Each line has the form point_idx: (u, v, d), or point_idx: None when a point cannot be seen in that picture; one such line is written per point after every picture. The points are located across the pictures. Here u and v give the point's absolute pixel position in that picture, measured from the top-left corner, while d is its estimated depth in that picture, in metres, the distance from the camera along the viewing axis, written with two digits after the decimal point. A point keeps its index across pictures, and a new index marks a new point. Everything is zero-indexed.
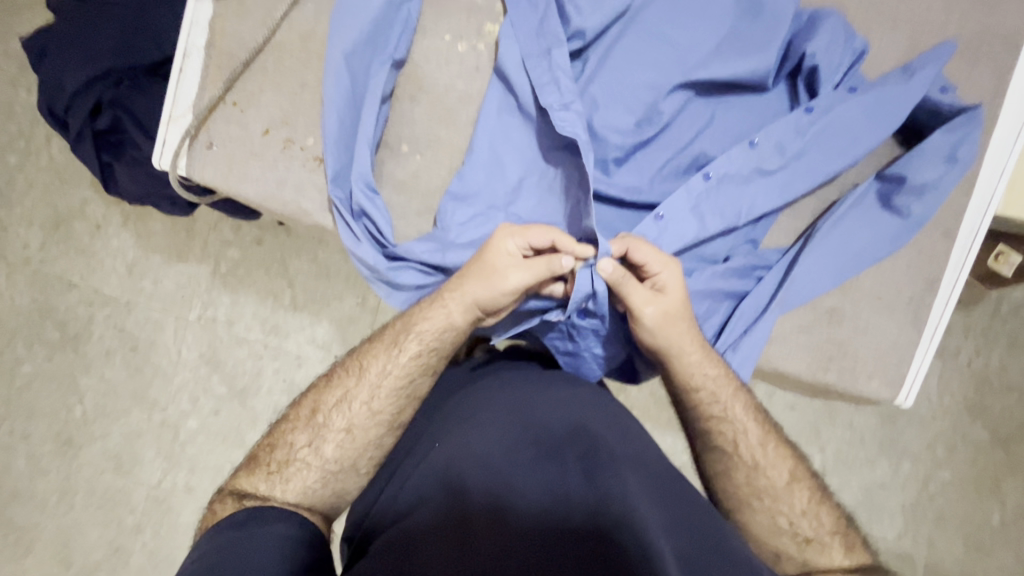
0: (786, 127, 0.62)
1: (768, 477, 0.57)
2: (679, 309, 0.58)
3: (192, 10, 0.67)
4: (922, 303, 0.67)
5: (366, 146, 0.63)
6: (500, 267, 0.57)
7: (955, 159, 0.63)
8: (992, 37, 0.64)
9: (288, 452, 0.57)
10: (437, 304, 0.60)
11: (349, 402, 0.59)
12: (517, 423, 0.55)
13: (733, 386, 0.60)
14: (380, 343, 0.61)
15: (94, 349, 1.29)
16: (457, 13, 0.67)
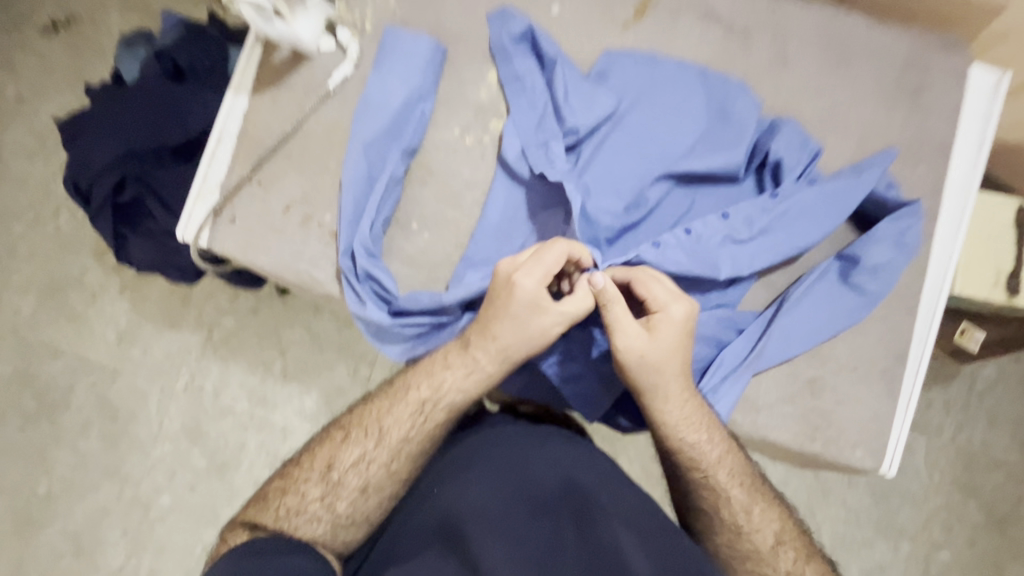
0: (753, 209, 0.69)
1: (752, 540, 0.62)
2: (677, 348, 0.61)
3: (229, 102, 0.75)
4: (894, 375, 0.71)
5: (374, 218, 0.69)
6: (524, 308, 0.60)
7: (903, 245, 0.71)
8: (927, 145, 0.74)
9: (299, 503, 0.61)
10: (467, 367, 0.63)
11: (366, 463, 0.62)
12: (514, 479, 0.60)
13: (730, 445, 0.64)
14: (402, 404, 0.64)
15: (70, 421, 1.35)
16: (466, 109, 0.74)
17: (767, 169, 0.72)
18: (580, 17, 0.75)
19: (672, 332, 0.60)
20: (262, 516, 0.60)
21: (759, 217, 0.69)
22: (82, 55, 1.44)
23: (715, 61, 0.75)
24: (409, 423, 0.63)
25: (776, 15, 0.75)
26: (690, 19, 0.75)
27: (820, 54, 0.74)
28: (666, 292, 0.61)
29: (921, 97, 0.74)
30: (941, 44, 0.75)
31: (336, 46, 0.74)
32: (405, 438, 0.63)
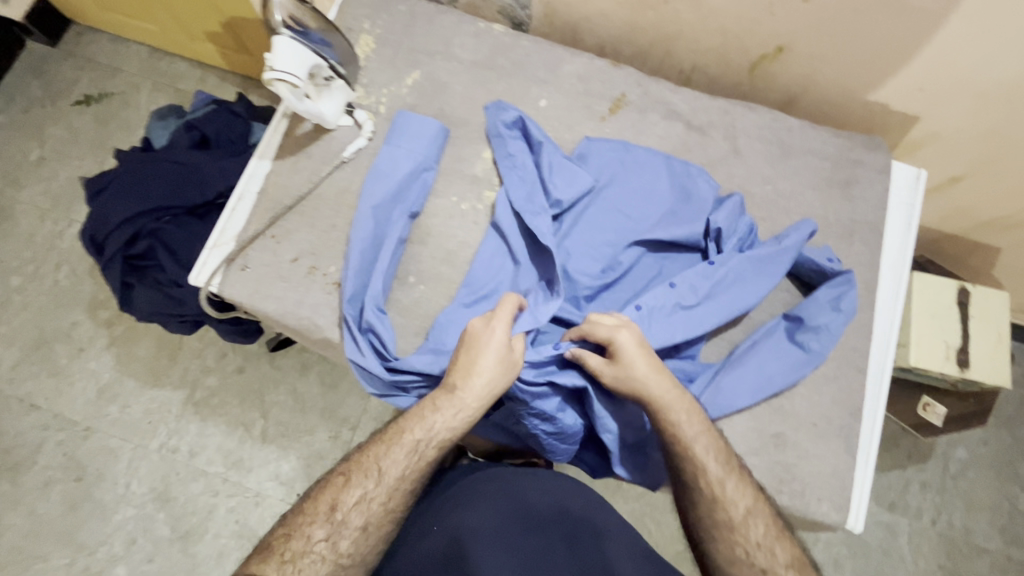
0: (698, 275, 0.78)
1: (727, 511, 0.64)
2: (643, 359, 0.69)
3: (254, 166, 0.85)
4: (851, 432, 0.77)
5: (380, 276, 0.77)
6: (495, 350, 0.70)
7: (841, 309, 0.78)
8: (862, 226, 0.85)
9: (304, 545, 0.62)
10: (456, 407, 0.69)
11: (367, 502, 0.65)
12: (514, 509, 0.69)
13: (702, 423, 0.67)
14: (399, 444, 0.68)
15: (31, 481, 1.32)
16: (463, 181, 0.85)
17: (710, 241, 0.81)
18: (562, 110, 0.88)
19: (631, 355, 0.69)
20: (264, 566, 0.60)
21: (704, 279, 0.78)
22: (109, 128, 1.58)
23: (677, 150, 0.87)
24: (405, 460, 0.67)
25: (728, 116, 0.88)
26: (656, 116, 0.88)
27: (764, 148, 0.87)
28: (612, 326, 0.70)
29: (852, 186, 0.86)
30: (866, 144, 0.88)
31: (353, 123, 0.85)
32: (402, 475, 0.67)
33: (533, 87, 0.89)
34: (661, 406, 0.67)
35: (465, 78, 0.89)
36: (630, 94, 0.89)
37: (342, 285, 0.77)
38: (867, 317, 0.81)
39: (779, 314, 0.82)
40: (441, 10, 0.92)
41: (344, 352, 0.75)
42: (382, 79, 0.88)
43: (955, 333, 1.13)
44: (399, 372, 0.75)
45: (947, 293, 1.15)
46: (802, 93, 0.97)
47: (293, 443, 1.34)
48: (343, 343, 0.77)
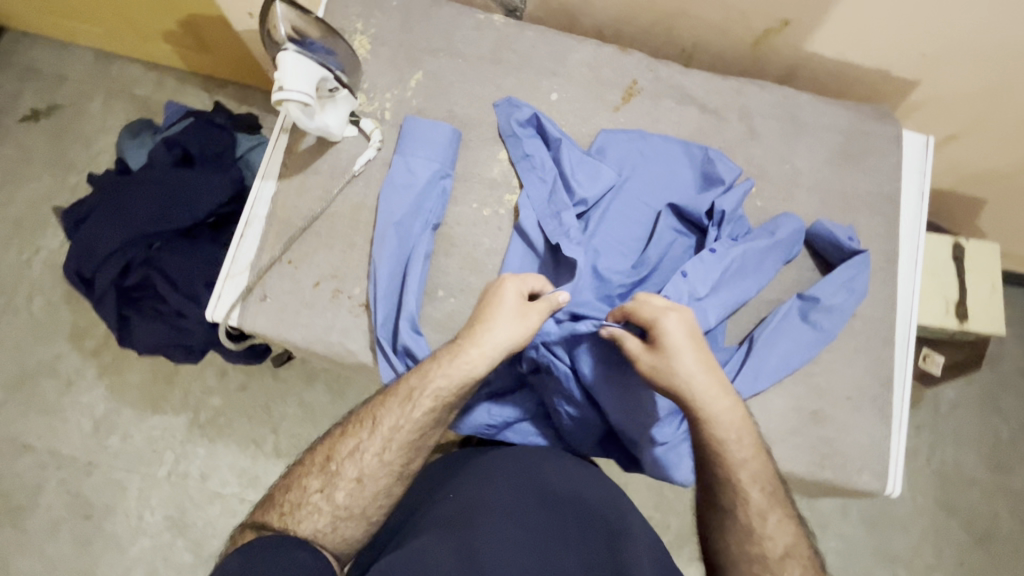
0: (710, 264, 0.76)
1: (762, 546, 0.62)
2: (684, 348, 0.64)
3: (258, 188, 0.80)
4: (884, 401, 0.79)
5: (410, 293, 0.74)
6: (506, 310, 0.67)
7: (853, 289, 0.80)
8: (878, 198, 0.86)
9: (300, 496, 0.64)
10: (453, 355, 0.67)
11: (360, 453, 0.65)
12: (530, 487, 0.70)
13: (750, 450, 0.64)
14: (395, 395, 0.67)
15: (37, 524, 1.27)
16: (481, 185, 0.82)
17: (714, 224, 0.79)
18: (574, 102, 0.86)
19: (672, 338, 0.64)
20: (269, 512, 0.64)
21: (714, 266, 0.77)
22: (66, 144, 1.46)
23: (695, 136, 0.86)
24: (399, 412, 0.66)
25: (740, 96, 0.87)
26: (670, 102, 0.86)
27: (779, 128, 0.87)
28: (657, 308, 0.66)
29: (865, 159, 0.87)
30: (875, 115, 0.89)
31: (359, 133, 0.81)
32: (396, 426, 0.66)
33: (542, 80, 0.86)
34: (704, 410, 0.64)
35: (470, 75, 0.85)
36: (642, 80, 0.87)
37: (372, 308, 0.75)
38: (889, 289, 0.83)
39: (792, 294, 0.82)
40: (435, 3, 0.87)
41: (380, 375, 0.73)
42: (383, 82, 0.83)
43: (953, 285, 1.14)
44: None
45: (943, 249, 1.16)
46: (803, 64, 0.96)
47: None
48: (377, 366, 0.74)
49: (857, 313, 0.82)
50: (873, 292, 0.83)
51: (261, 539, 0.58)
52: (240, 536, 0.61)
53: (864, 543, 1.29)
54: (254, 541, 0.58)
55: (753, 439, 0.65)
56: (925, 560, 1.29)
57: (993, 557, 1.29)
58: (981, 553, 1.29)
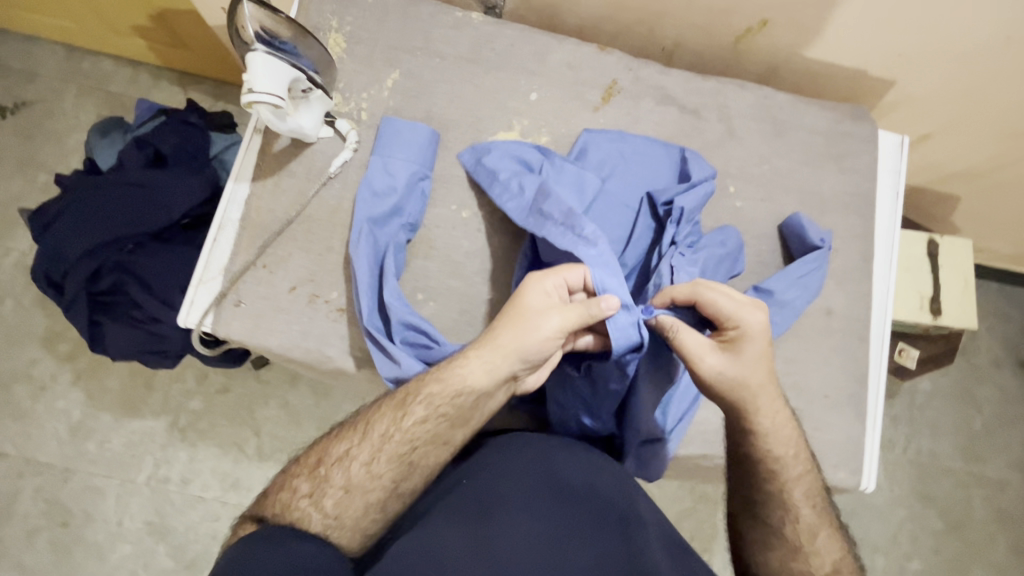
0: (684, 263, 0.73)
1: (809, 563, 0.63)
2: (760, 358, 0.63)
3: (231, 190, 0.78)
4: (859, 399, 0.81)
5: (395, 280, 0.74)
6: (523, 297, 0.64)
7: (805, 285, 0.80)
8: (855, 197, 0.87)
9: (290, 498, 0.62)
10: (452, 359, 0.66)
11: (350, 460, 0.63)
12: (543, 477, 0.65)
13: (800, 467, 0.66)
14: (390, 398, 0.66)
15: (14, 533, 1.24)
16: (461, 186, 0.81)
17: (673, 222, 0.77)
18: (554, 102, 0.85)
19: (752, 346, 0.62)
20: (263, 505, 0.62)
21: (690, 267, 0.74)
22: (36, 143, 1.42)
23: (675, 136, 0.86)
24: (391, 418, 0.64)
25: (720, 96, 0.88)
26: (650, 102, 0.86)
27: (759, 128, 0.87)
28: (738, 305, 0.63)
29: (845, 159, 0.88)
30: (852, 115, 0.90)
31: (335, 134, 0.80)
32: (387, 434, 0.64)
33: (521, 80, 0.85)
34: (764, 423, 0.64)
35: (448, 74, 0.84)
36: (622, 80, 0.86)
37: (358, 301, 0.73)
38: (865, 288, 0.84)
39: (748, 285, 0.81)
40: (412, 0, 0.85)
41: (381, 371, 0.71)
42: (359, 82, 0.82)
43: (927, 281, 1.15)
44: None
45: (917, 245, 1.16)
46: (782, 64, 0.96)
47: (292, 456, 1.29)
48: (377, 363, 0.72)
49: (834, 312, 0.83)
50: (851, 292, 0.84)
51: (257, 534, 0.56)
52: (240, 529, 0.61)
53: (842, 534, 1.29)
54: (254, 536, 0.55)
55: (805, 454, 0.67)
56: (902, 550, 1.28)
57: (970, 546, 1.29)
58: (956, 542, 1.29)
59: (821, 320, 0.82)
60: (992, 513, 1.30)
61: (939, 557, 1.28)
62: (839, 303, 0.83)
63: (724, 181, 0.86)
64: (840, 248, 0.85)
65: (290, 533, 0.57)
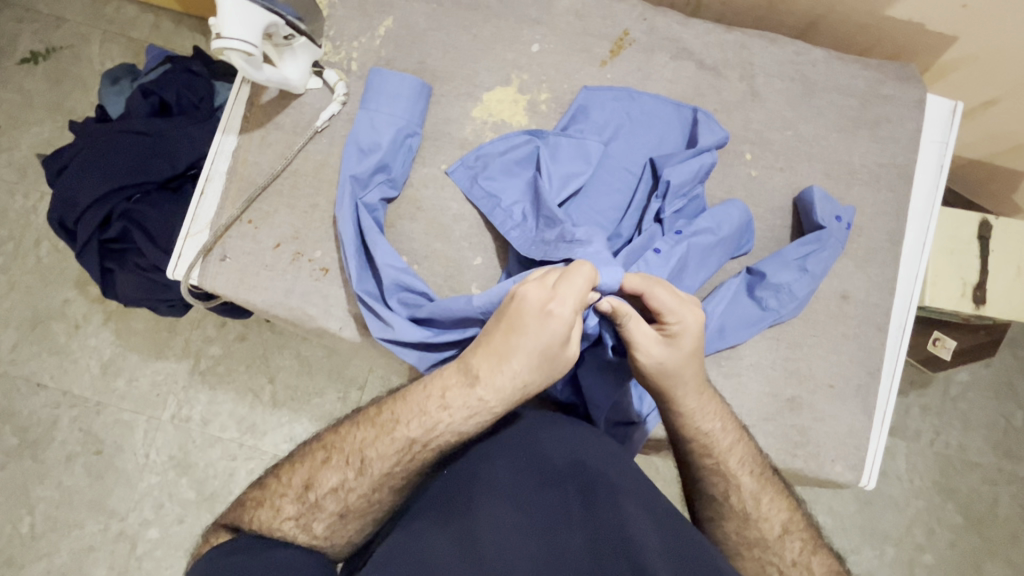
0: (652, 266, 0.70)
1: (761, 529, 0.61)
2: (695, 355, 0.60)
3: (219, 143, 0.78)
4: (868, 391, 0.75)
5: (379, 233, 0.71)
6: (555, 344, 0.58)
7: (807, 269, 0.74)
8: (889, 170, 0.78)
9: (272, 519, 0.60)
10: (469, 408, 0.60)
11: (345, 491, 0.61)
12: (527, 455, 0.60)
13: (737, 435, 0.64)
14: (388, 438, 0.61)
15: (53, 457, 1.25)
16: (452, 147, 0.77)
17: (658, 197, 0.73)
18: (557, 55, 0.79)
19: (690, 342, 0.60)
20: (242, 518, 0.61)
21: (659, 268, 0.70)
22: (64, 88, 1.35)
23: (689, 94, 0.79)
24: (394, 459, 0.61)
25: (744, 51, 0.79)
26: (664, 56, 0.79)
27: (785, 88, 0.79)
28: (674, 299, 0.60)
29: (881, 126, 0.79)
30: (897, 75, 0.80)
31: (324, 85, 0.78)
32: (388, 473, 0.61)
33: (524, 29, 0.79)
34: (695, 407, 0.62)
35: (445, 24, 0.79)
36: (634, 31, 0.79)
37: (346, 266, 0.71)
38: (889, 271, 0.77)
39: (742, 268, 0.76)
40: None
41: (370, 330, 0.71)
42: (351, 30, 0.79)
43: (973, 266, 0.97)
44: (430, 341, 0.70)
45: (966, 226, 0.98)
46: (826, 16, 0.84)
47: (302, 406, 1.25)
48: (366, 320, 0.72)
49: (850, 297, 0.76)
50: (872, 275, 0.77)
51: (228, 544, 0.57)
52: (212, 539, 0.60)
53: (853, 520, 1.18)
54: (226, 547, 0.56)
55: (735, 425, 0.65)
56: (915, 542, 1.18)
57: (989, 543, 1.17)
58: (975, 538, 1.18)
59: (834, 304, 0.76)
60: (1019, 513, 1.18)
61: (954, 552, 1.17)
62: (857, 286, 0.77)
63: (740, 147, 0.78)
64: (864, 226, 0.78)
65: (265, 541, 0.58)
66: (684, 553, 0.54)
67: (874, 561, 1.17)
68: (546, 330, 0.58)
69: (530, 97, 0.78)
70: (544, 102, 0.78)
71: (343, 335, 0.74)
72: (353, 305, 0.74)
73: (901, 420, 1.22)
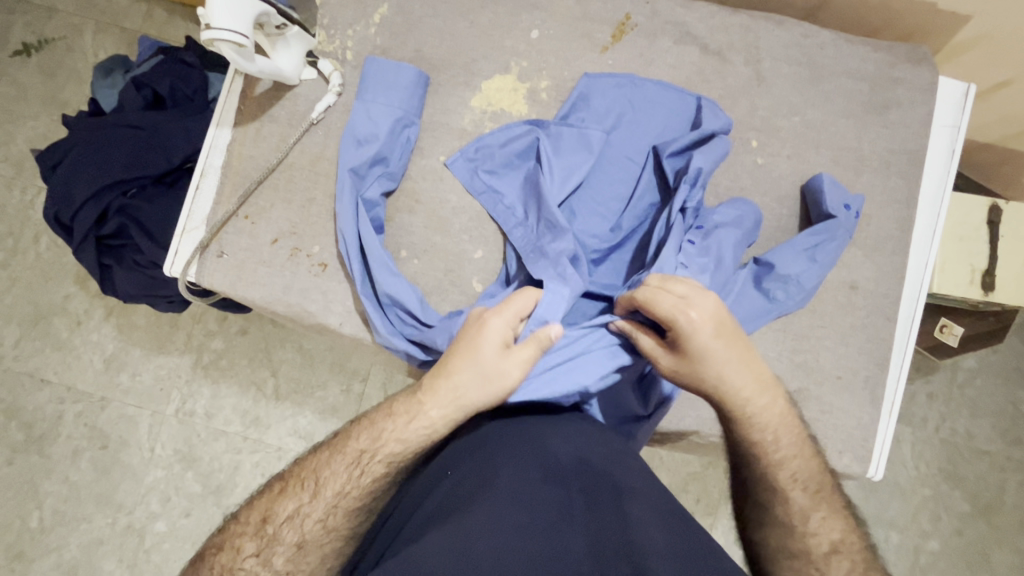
0: (647, 262, 0.68)
1: (806, 542, 0.59)
2: (710, 356, 0.58)
3: (212, 137, 0.76)
4: (877, 381, 0.74)
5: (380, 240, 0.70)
6: (488, 353, 0.60)
7: (815, 259, 0.72)
8: (899, 156, 0.76)
9: (233, 560, 0.57)
10: (412, 415, 0.61)
11: (301, 517, 0.59)
12: (533, 455, 0.61)
13: (800, 450, 0.62)
14: (341, 455, 0.61)
15: (59, 452, 1.25)
16: (450, 137, 0.76)
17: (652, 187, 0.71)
18: (558, 42, 0.77)
19: (694, 343, 0.58)
20: (200, 568, 0.57)
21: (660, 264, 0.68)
22: (58, 81, 1.32)
23: (693, 80, 0.77)
24: (345, 475, 0.60)
25: (750, 34, 0.77)
26: (667, 41, 0.77)
27: (792, 72, 0.77)
28: (674, 302, 0.58)
29: (891, 110, 0.77)
30: (908, 57, 0.77)
31: (318, 76, 0.76)
32: (340, 492, 0.59)
33: (523, 14, 0.77)
34: (744, 414, 0.61)
35: (442, 10, 0.77)
36: (637, 14, 0.77)
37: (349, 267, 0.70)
38: (898, 259, 0.76)
39: (749, 259, 0.74)
40: None
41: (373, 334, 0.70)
42: (345, 18, 0.77)
43: (983, 252, 0.95)
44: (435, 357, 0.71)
45: (977, 212, 0.96)
46: None
47: (306, 399, 1.24)
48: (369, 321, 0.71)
49: (859, 287, 0.75)
50: (881, 264, 0.75)
51: None
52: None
53: (858, 507, 1.18)
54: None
55: (796, 435, 0.62)
56: (920, 528, 1.17)
57: (995, 530, 1.17)
58: (982, 524, 1.17)
59: (843, 295, 0.75)
60: None
61: (960, 538, 1.17)
62: (865, 276, 0.75)
63: (746, 134, 0.76)
64: (874, 214, 0.76)
65: None
66: (687, 555, 0.52)
67: (878, 547, 1.17)
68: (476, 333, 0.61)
69: (530, 85, 0.76)
70: (544, 90, 0.76)
71: (343, 331, 0.73)
72: (353, 301, 0.73)
73: (906, 407, 1.21)
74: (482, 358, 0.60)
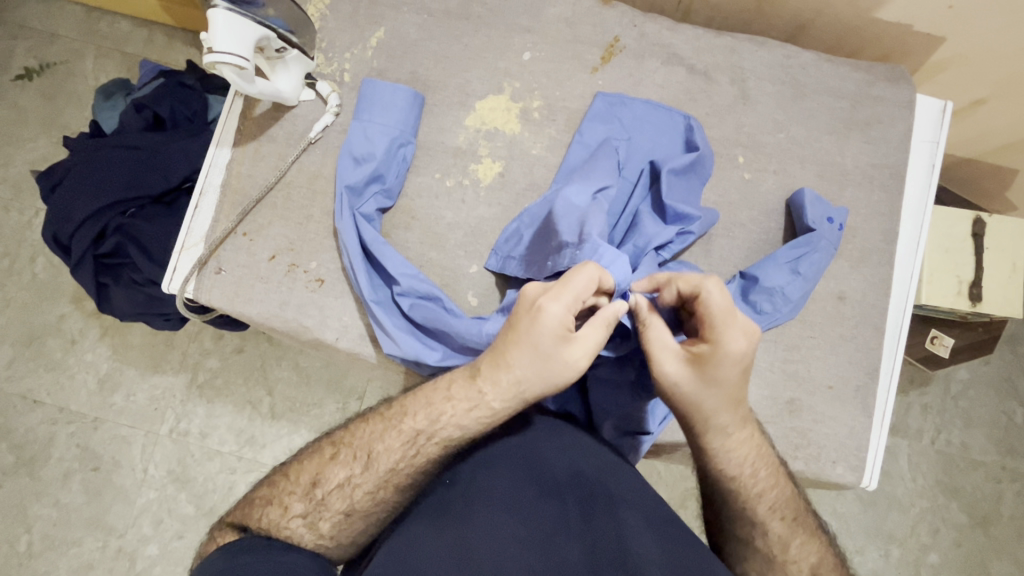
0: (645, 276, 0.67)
1: (785, 571, 0.59)
2: (728, 376, 0.57)
3: (212, 156, 0.78)
4: (867, 392, 0.75)
5: (382, 246, 0.71)
6: (548, 343, 0.56)
7: (799, 272, 0.73)
8: (881, 170, 0.79)
9: (280, 518, 0.59)
10: (470, 401, 0.59)
11: (351, 487, 0.60)
12: (527, 467, 0.60)
13: (774, 481, 0.62)
14: (396, 431, 0.61)
15: (50, 474, 1.23)
16: (445, 156, 0.77)
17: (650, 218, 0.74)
18: (549, 63, 0.79)
19: (724, 360, 0.56)
20: (250, 516, 0.60)
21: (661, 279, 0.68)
22: (58, 103, 1.35)
23: (681, 98, 0.79)
24: (400, 453, 0.60)
25: (734, 55, 0.80)
26: (655, 62, 0.79)
27: (776, 91, 0.79)
28: (722, 309, 0.57)
29: (872, 127, 0.79)
30: (886, 76, 0.80)
31: (317, 96, 0.78)
32: (394, 468, 0.60)
33: (514, 37, 0.80)
34: (725, 440, 0.60)
35: (436, 33, 0.80)
36: (625, 37, 0.79)
37: (354, 277, 0.71)
38: (883, 271, 0.77)
39: (735, 272, 0.76)
40: None
41: (383, 347, 0.70)
42: (343, 42, 0.79)
43: (968, 264, 0.96)
44: (447, 361, 0.70)
45: (961, 224, 0.98)
46: (814, 19, 0.85)
47: (301, 417, 1.24)
48: (376, 333, 0.71)
49: (847, 298, 0.77)
50: (868, 276, 0.77)
51: (240, 543, 0.55)
52: (218, 538, 0.59)
53: (858, 520, 1.18)
54: (231, 546, 0.54)
55: (769, 468, 0.62)
56: (920, 542, 1.17)
57: (994, 542, 1.17)
58: (981, 536, 1.17)
59: (831, 306, 0.76)
60: None
61: (959, 551, 1.17)
62: (853, 287, 0.77)
63: (732, 150, 0.79)
64: (859, 226, 0.78)
65: (278, 545, 0.56)
66: (684, 561, 0.54)
67: (880, 561, 1.16)
68: (532, 323, 0.56)
69: (522, 104, 0.79)
70: (536, 109, 0.79)
71: (340, 346, 0.74)
72: (351, 315, 0.74)
73: (901, 419, 1.22)
74: (541, 356, 0.56)
